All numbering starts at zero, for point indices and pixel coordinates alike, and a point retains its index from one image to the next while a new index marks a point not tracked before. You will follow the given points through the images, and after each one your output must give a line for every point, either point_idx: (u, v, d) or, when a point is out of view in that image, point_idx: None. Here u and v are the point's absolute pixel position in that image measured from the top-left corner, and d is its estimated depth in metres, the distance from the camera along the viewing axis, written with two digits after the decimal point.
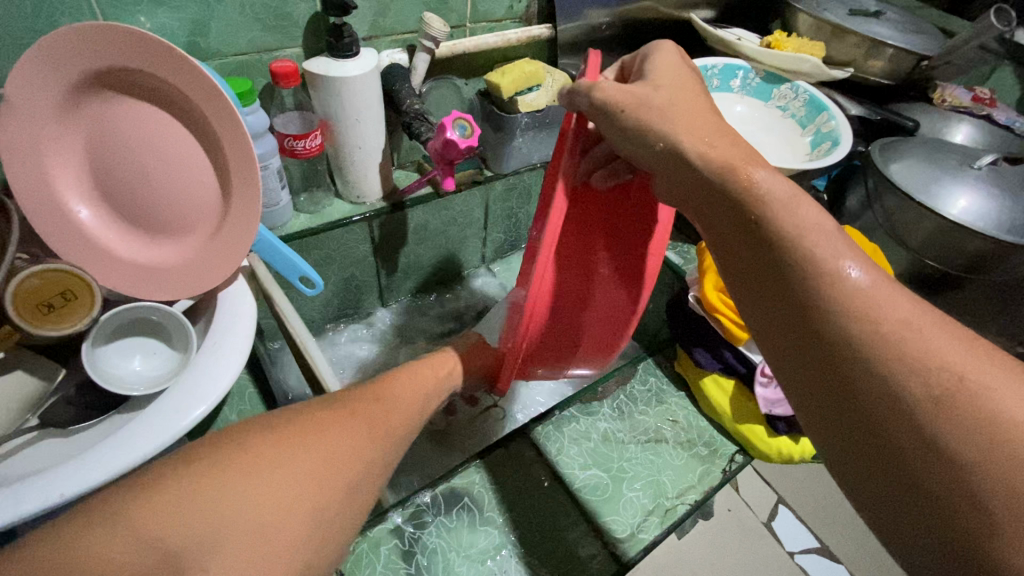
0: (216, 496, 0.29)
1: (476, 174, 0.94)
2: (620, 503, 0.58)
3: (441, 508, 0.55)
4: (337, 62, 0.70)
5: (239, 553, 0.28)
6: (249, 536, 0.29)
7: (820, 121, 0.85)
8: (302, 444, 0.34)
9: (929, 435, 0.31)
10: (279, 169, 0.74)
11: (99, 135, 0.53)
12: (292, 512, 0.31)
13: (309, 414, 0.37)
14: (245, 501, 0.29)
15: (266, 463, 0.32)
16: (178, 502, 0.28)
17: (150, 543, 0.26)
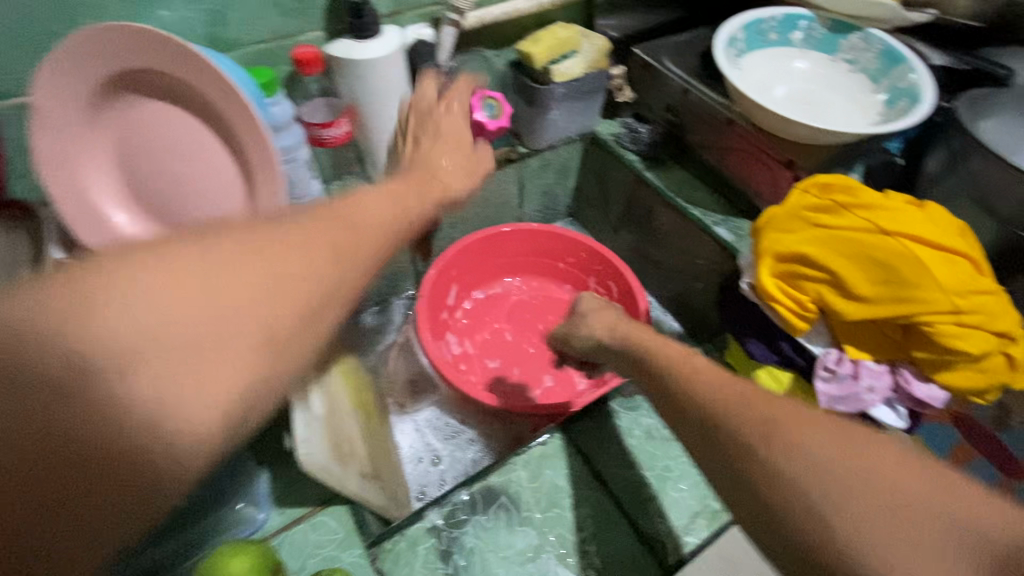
0: (166, 299, 0.31)
1: (509, 152, 0.90)
2: (667, 503, 0.56)
3: (478, 506, 0.55)
4: (360, 43, 0.67)
5: (162, 377, 0.29)
6: (179, 358, 0.30)
7: (897, 75, 0.75)
8: (272, 257, 0.35)
9: (783, 472, 0.36)
10: (308, 160, 0.72)
11: (128, 138, 0.53)
12: (234, 345, 0.32)
13: (284, 225, 0.37)
14: (185, 328, 0.30)
15: (217, 273, 0.33)
16: (135, 293, 0.30)
17: (99, 350, 0.28)
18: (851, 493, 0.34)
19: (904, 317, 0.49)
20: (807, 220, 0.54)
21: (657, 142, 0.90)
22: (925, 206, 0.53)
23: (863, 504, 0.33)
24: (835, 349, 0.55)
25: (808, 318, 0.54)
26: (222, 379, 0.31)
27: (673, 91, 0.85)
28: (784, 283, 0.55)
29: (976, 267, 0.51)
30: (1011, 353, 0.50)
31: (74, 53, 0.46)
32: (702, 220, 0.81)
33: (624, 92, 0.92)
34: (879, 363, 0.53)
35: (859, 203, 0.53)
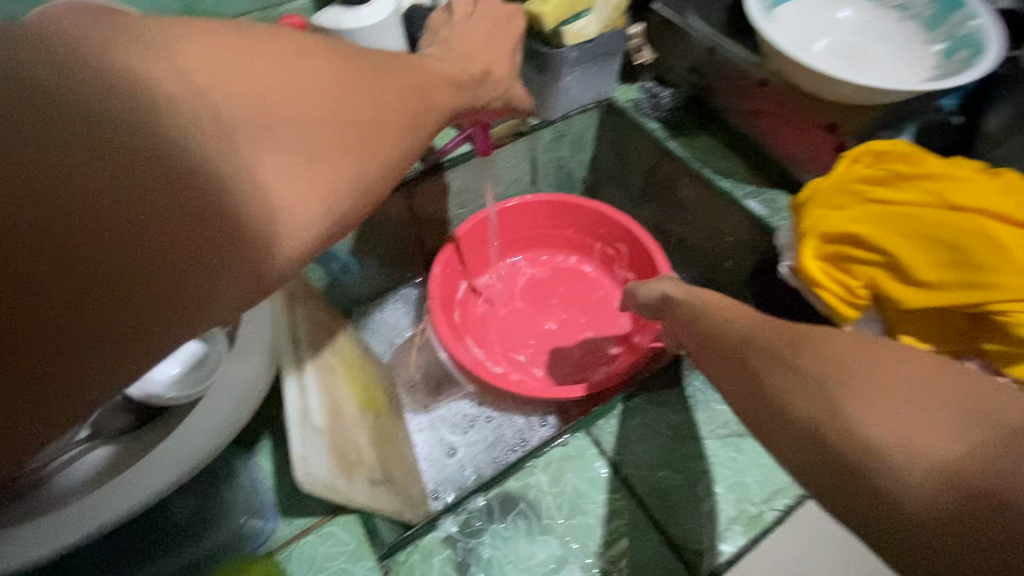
0: (254, 88, 0.28)
1: (521, 124, 0.83)
2: (698, 509, 0.52)
3: (495, 514, 0.51)
4: (350, 10, 0.61)
5: (281, 169, 0.28)
6: (296, 158, 0.28)
7: (957, 21, 0.66)
8: (355, 82, 0.32)
9: (816, 384, 0.31)
10: None
11: None
12: (317, 107, 0.30)
13: (349, 52, 0.33)
14: (278, 95, 0.29)
15: (294, 66, 0.30)
16: (229, 65, 0.28)
17: (191, 87, 0.26)
18: (889, 404, 0.27)
19: (975, 306, 0.42)
20: (859, 195, 0.48)
21: (679, 108, 0.83)
22: (1001, 174, 0.46)
23: (907, 414, 0.27)
24: (889, 340, 0.49)
25: (858, 304, 0.48)
26: (318, 187, 0.29)
27: (698, 50, 0.77)
28: (831, 266, 0.49)
29: None
30: None
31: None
32: (733, 193, 0.74)
33: (643, 53, 0.84)
34: (942, 355, 0.47)
35: (921, 173, 0.47)
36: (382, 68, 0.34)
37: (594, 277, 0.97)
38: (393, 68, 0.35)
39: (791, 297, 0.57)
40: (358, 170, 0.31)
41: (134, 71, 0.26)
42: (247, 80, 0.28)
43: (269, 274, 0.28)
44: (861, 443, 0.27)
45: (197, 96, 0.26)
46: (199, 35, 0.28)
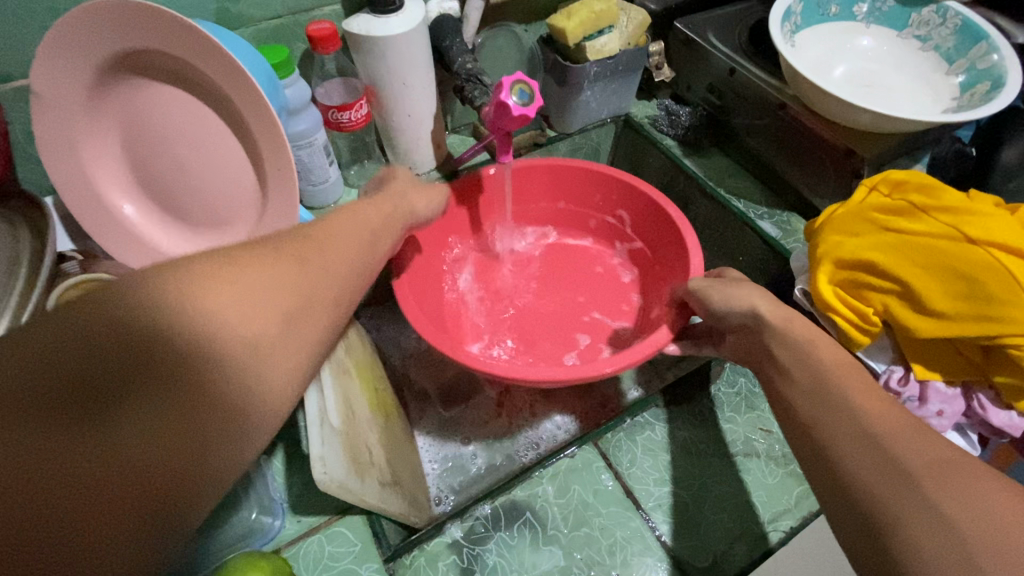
0: (239, 291, 0.29)
1: (537, 135, 0.84)
2: (703, 527, 0.52)
3: (501, 522, 0.52)
4: (379, 18, 0.62)
5: (274, 365, 0.30)
6: (282, 352, 0.30)
7: (976, 54, 0.66)
8: (311, 259, 0.35)
9: (900, 463, 0.34)
10: (325, 144, 0.68)
11: (132, 124, 0.50)
12: (290, 299, 0.32)
13: (297, 235, 0.37)
14: (258, 299, 0.30)
15: (260, 267, 0.32)
16: (216, 277, 0.29)
17: (185, 306, 0.27)
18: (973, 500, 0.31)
19: (987, 338, 0.43)
20: (875, 223, 0.49)
21: (697, 126, 0.84)
22: (1018, 210, 0.46)
23: (996, 511, 0.30)
24: (900, 366, 0.49)
25: (870, 330, 0.49)
26: (292, 369, 0.31)
27: (718, 70, 0.78)
28: (844, 292, 0.50)
29: None
30: None
31: (72, 31, 0.42)
32: (746, 214, 0.76)
33: (662, 71, 0.86)
34: (951, 385, 0.48)
35: (937, 204, 0.47)
36: (316, 240, 0.37)
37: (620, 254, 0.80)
38: (326, 236, 0.39)
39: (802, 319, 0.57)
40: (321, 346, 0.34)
41: (144, 286, 0.27)
42: (226, 279, 0.29)
43: (208, 480, 0.26)
44: (935, 514, 0.31)
45: (191, 313, 0.27)
46: (188, 267, 0.29)
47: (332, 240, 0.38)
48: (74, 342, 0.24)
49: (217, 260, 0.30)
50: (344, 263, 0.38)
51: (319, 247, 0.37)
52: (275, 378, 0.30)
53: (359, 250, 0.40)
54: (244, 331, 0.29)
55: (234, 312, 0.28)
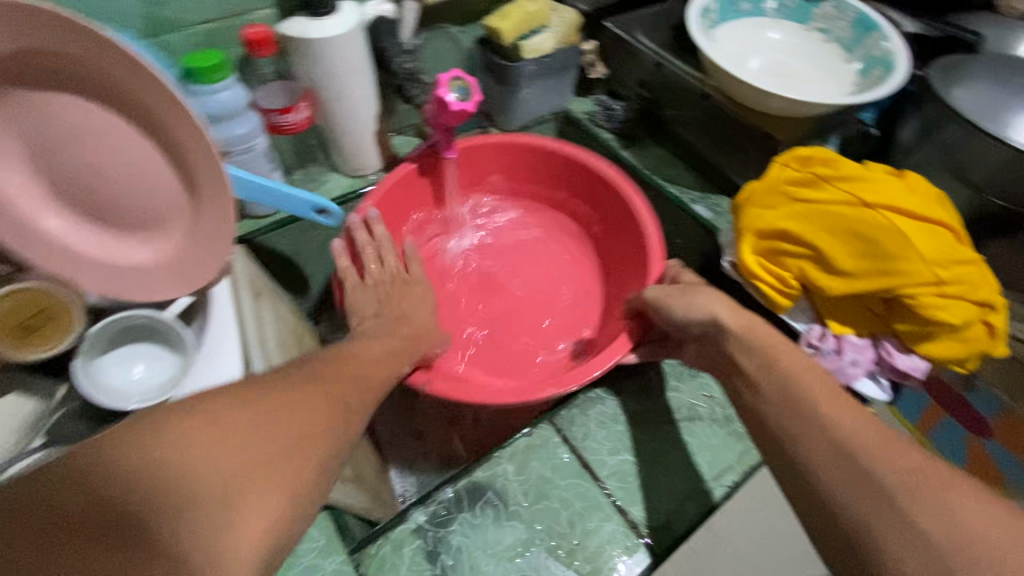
0: (232, 431, 0.34)
1: (481, 134, 0.88)
2: (654, 489, 0.55)
3: (464, 504, 0.53)
4: (315, 20, 0.63)
5: (247, 509, 0.32)
6: (252, 488, 0.33)
7: (870, 43, 0.74)
8: (300, 393, 0.40)
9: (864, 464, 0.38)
10: (267, 149, 0.68)
11: (46, 134, 0.46)
12: (275, 439, 0.35)
13: (292, 374, 0.42)
14: (247, 440, 0.34)
15: (257, 406, 0.36)
16: (212, 425, 0.34)
17: (183, 462, 0.31)
18: (931, 493, 0.35)
19: (887, 290, 0.48)
20: (787, 195, 0.53)
21: (632, 120, 0.88)
22: (906, 176, 0.52)
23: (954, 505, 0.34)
24: (819, 324, 0.54)
25: (790, 294, 0.54)
26: (267, 507, 0.33)
27: (647, 65, 0.83)
28: (766, 260, 0.54)
29: (955, 238, 0.49)
30: (990, 322, 0.49)
31: None
32: (681, 198, 0.80)
33: (596, 68, 0.90)
34: (862, 337, 0.53)
35: (837, 174, 0.52)
36: (298, 380, 0.41)
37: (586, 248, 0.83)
38: (314, 382, 0.42)
39: (732, 289, 0.62)
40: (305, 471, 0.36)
41: (149, 442, 0.32)
42: (207, 421, 0.34)
43: None
44: (901, 512, 0.35)
45: (184, 462, 0.31)
46: (196, 412, 0.34)
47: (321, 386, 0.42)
48: (82, 511, 0.29)
49: (229, 403, 0.36)
50: (319, 398, 0.40)
51: (310, 389, 0.41)
52: (238, 514, 0.32)
53: (347, 393, 0.43)
54: (214, 469, 0.32)
55: (208, 453, 0.32)
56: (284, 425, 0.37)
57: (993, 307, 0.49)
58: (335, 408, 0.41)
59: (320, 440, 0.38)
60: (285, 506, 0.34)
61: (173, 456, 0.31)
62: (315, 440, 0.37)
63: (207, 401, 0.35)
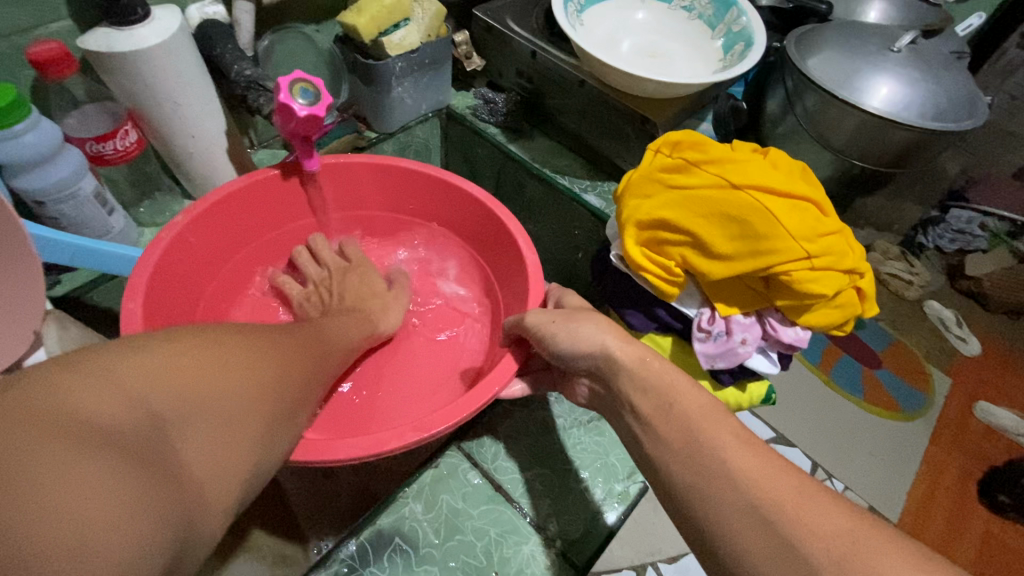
0: (204, 363, 0.32)
1: (356, 139, 0.81)
2: (571, 500, 0.54)
3: (370, 556, 0.48)
4: (122, 30, 0.53)
5: (221, 443, 0.31)
6: (224, 422, 0.32)
7: (730, 18, 0.75)
8: (272, 346, 0.39)
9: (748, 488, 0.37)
10: (98, 189, 0.58)
11: None
12: (251, 381, 0.34)
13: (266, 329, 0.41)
14: (225, 376, 0.33)
15: (227, 348, 0.35)
16: (183, 355, 0.32)
17: (156, 391, 0.29)
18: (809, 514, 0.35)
19: (763, 269, 0.48)
20: (662, 183, 0.53)
21: (513, 111, 0.85)
22: (770, 153, 0.53)
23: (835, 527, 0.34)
24: (707, 308, 0.55)
25: (676, 281, 0.53)
26: (243, 445, 0.32)
27: (522, 54, 0.80)
28: (650, 250, 0.54)
29: (819, 210, 0.50)
30: (859, 287, 0.51)
31: None
32: (572, 189, 0.79)
33: (473, 60, 0.85)
34: (748, 315, 0.54)
35: (705, 158, 0.52)
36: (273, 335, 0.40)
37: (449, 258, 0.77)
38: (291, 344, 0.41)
39: (626, 280, 0.61)
40: (280, 418, 0.36)
41: (133, 364, 0.29)
42: (192, 353, 0.32)
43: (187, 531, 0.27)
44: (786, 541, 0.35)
45: (160, 384, 0.29)
46: (169, 346, 0.32)
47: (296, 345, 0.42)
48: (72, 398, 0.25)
49: (203, 339, 0.34)
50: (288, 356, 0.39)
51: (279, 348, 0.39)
52: (229, 442, 0.31)
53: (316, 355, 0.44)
54: (207, 409, 0.31)
55: (187, 374, 0.31)
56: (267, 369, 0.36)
57: (860, 272, 0.51)
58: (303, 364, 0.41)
59: (299, 390, 0.39)
60: (268, 432, 0.34)
61: (156, 378, 0.29)
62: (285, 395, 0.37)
63: (180, 333, 0.33)
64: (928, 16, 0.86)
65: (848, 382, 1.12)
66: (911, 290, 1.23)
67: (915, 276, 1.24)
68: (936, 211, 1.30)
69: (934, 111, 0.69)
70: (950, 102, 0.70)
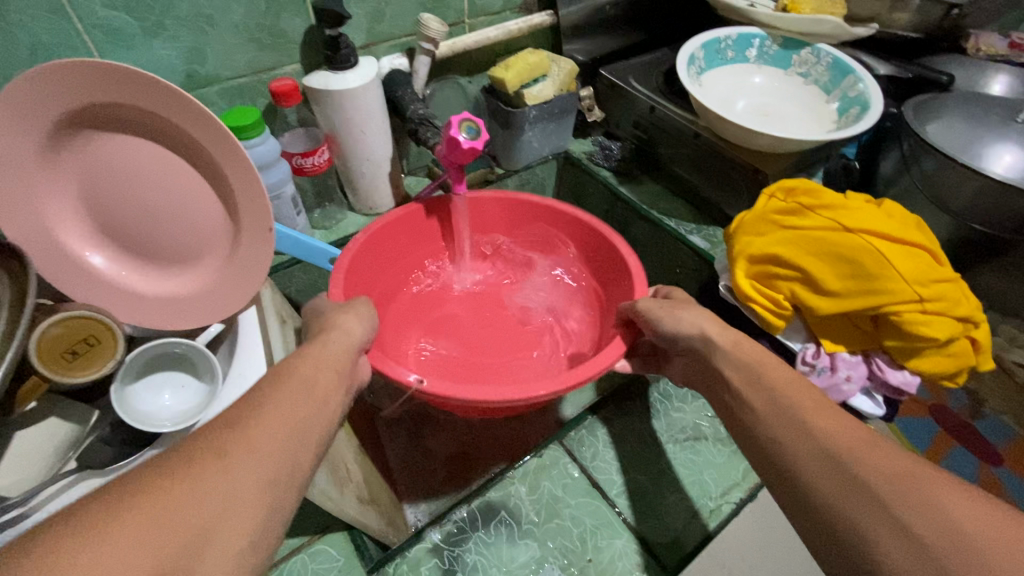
0: (155, 509, 0.30)
1: (488, 173, 0.93)
2: (662, 507, 0.57)
3: (479, 523, 0.54)
4: (337, 74, 0.69)
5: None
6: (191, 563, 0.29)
7: (847, 84, 0.80)
8: (244, 441, 0.36)
9: (870, 487, 0.38)
10: (293, 194, 0.73)
11: (95, 175, 0.51)
12: (219, 503, 0.32)
13: (236, 414, 0.38)
14: (182, 509, 0.30)
15: (181, 473, 0.32)
16: (127, 508, 0.29)
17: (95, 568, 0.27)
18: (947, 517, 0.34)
19: (873, 309, 0.51)
20: (776, 223, 0.58)
21: (627, 158, 0.95)
22: (884, 204, 0.56)
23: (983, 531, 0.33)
24: (813, 343, 0.57)
25: (784, 315, 0.57)
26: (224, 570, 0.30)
27: (641, 108, 0.89)
28: (759, 283, 0.58)
29: (934, 261, 0.52)
30: (974, 337, 0.53)
31: (40, 92, 0.44)
32: (677, 230, 0.85)
33: (594, 112, 0.96)
34: (854, 354, 0.56)
35: (820, 204, 0.56)
36: (244, 423, 0.37)
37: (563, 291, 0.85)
38: (263, 414, 0.39)
39: (730, 312, 0.65)
40: (262, 516, 0.34)
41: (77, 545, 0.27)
42: (121, 519, 0.29)
43: None
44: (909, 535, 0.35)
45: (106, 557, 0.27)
46: (112, 507, 0.29)
47: (271, 414, 0.39)
48: None
49: (145, 481, 0.31)
50: (272, 439, 0.37)
51: (259, 417, 0.38)
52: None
53: (303, 411, 0.41)
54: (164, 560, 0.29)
55: (133, 532, 0.28)
56: (269, 457, 0.36)
57: (973, 323, 0.52)
58: (285, 434, 0.38)
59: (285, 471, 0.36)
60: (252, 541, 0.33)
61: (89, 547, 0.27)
62: (275, 481, 0.35)
63: (105, 496, 0.30)
64: None
65: None
66: None
67: None
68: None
69: None
70: None
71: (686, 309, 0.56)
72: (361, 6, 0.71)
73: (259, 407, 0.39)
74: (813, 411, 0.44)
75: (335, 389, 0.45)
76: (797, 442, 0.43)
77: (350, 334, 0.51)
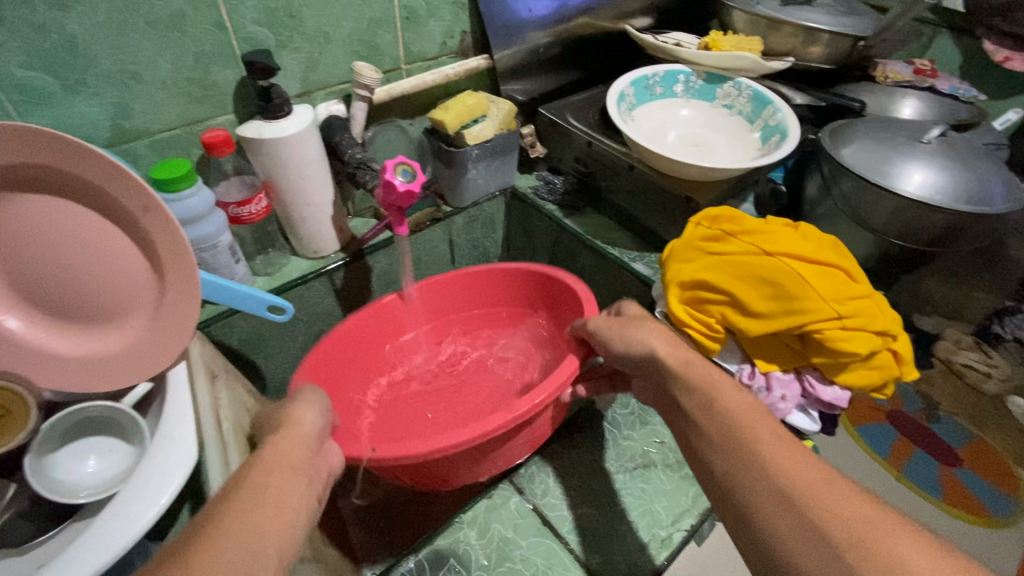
0: None
1: (434, 212, 0.94)
2: (614, 541, 0.56)
3: (427, 573, 0.52)
4: (271, 123, 0.69)
5: None
6: None
7: (767, 114, 0.85)
8: (222, 547, 0.35)
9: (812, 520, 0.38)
10: (230, 243, 0.72)
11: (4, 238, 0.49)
12: None
13: (216, 515, 0.37)
14: None
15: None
16: None
17: None
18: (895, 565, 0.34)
19: (797, 327, 0.53)
20: (702, 250, 0.60)
21: (571, 192, 0.98)
22: (800, 227, 0.59)
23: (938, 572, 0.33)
24: (748, 363, 0.59)
25: (718, 337, 0.59)
26: None
27: (579, 143, 0.92)
28: (692, 308, 0.60)
29: (848, 278, 0.55)
30: (895, 349, 0.55)
31: None
32: (621, 258, 0.87)
33: (536, 148, 0.99)
34: (787, 372, 0.58)
35: (741, 229, 0.59)
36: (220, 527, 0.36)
37: (502, 339, 0.90)
38: (226, 515, 0.37)
39: None
40: None
41: None
42: None
43: None
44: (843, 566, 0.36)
45: None
46: None
47: (236, 515, 0.37)
48: None
49: None
50: (245, 544, 0.36)
51: (236, 518, 0.37)
52: None
53: (283, 505, 0.40)
54: None
55: None
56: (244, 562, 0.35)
57: (891, 336, 0.55)
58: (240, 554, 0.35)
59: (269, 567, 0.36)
60: None
61: None
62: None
63: None
64: (961, 112, 0.93)
65: (924, 480, 1.06)
66: (992, 383, 1.08)
67: (994, 367, 1.09)
68: (1010, 301, 1.18)
69: (969, 196, 0.73)
70: (985, 185, 0.74)
71: (637, 326, 0.57)
72: (294, 56, 0.72)
73: (241, 507, 0.38)
74: (767, 436, 0.44)
75: (305, 473, 0.44)
76: (754, 462, 0.43)
77: (303, 427, 0.49)
